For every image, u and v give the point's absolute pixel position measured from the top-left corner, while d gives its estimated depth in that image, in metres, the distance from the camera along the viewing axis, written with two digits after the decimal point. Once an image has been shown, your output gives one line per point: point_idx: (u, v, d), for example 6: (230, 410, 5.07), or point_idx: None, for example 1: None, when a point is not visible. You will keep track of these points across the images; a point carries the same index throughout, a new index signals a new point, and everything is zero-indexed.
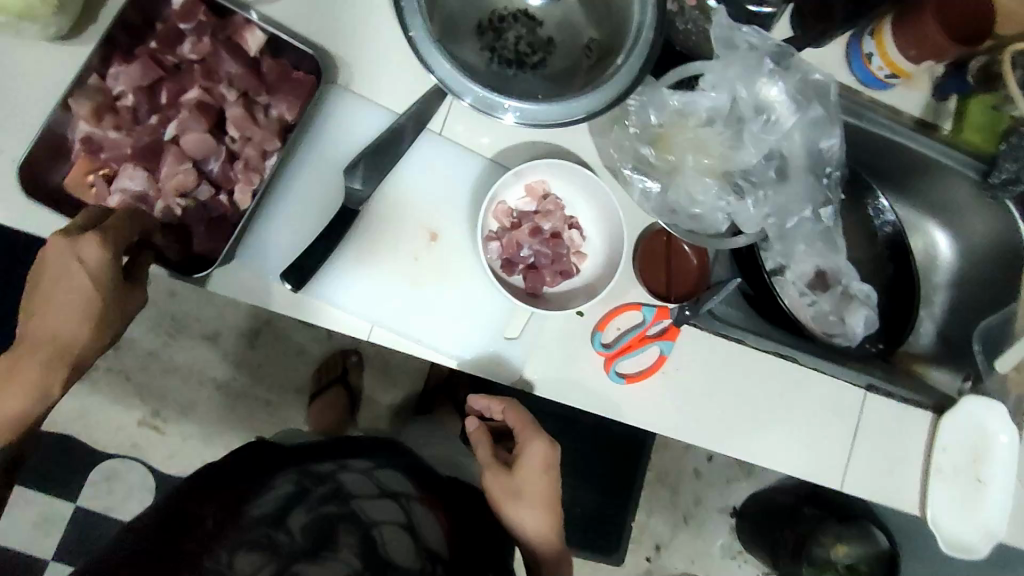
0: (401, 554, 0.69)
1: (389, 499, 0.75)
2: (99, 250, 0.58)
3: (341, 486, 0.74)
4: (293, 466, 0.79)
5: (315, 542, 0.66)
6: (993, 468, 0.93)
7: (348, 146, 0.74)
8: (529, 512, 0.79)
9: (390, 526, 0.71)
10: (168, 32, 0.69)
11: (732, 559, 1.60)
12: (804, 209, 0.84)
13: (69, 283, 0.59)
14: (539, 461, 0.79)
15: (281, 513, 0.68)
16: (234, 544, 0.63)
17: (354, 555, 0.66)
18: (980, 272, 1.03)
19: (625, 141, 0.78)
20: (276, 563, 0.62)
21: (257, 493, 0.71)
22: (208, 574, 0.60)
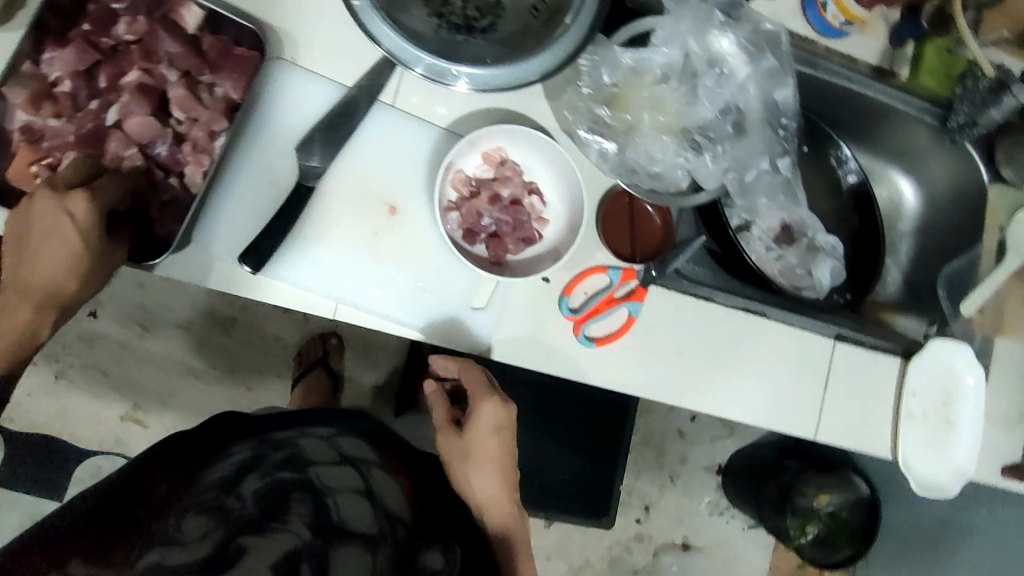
0: (358, 521, 0.67)
1: (348, 464, 0.74)
2: (88, 205, 0.59)
3: (299, 452, 0.73)
4: (251, 434, 0.78)
5: (267, 510, 0.62)
6: (961, 409, 0.93)
7: (299, 121, 0.73)
8: (477, 471, 0.84)
9: (348, 492, 0.69)
10: (101, 13, 0.67)
11: (721, 515, 1.62)
12: (761, 161, 0.85)
13: (55, 236, 0.59)
14: (490, 420, 0.84)
15: (234, 478, 0.65)
16: (185, 510, 0.62)
17: (309, 519, 0.63)
18: (943, 217, 1.04)
19: (579, 102, 0.77)
20: (226, 528, 0.59)
21: (211, 462, 0.70)
22: (158, 541, 0.58)
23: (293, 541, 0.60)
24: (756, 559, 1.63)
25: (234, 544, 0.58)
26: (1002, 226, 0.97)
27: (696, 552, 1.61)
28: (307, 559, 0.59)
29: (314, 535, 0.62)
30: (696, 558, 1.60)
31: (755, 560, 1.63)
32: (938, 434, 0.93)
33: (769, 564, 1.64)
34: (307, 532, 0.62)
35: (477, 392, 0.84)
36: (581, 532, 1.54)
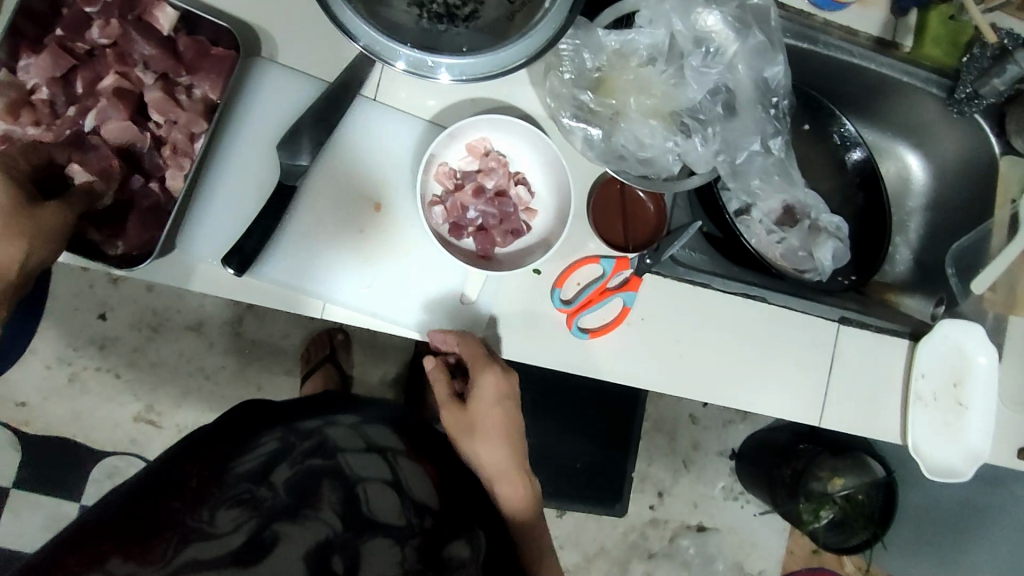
0: (386, 512, 0.62)
1: (376, 454, 0.69)
2: None
3: (327, 441, 0.68)
4: (282, 423, 0.73)
5: (297, 497, 0.59)
6: (973, 390, 0.91)
7: (280, 120, 0.72)
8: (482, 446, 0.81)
9: (376, 482, 0.65)
10: (74, 17, 0.66)
11: (735, 500, 1.60)
12: (753, 142, 0.81)
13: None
14: (493, 391, 0.78)
15: (265, 469, 0.61)
16: (218, 501, 0.57)
17: (339, 507, 0.59)
18: (954, 193, 1.00)
19: (562, 88, 0.75)
20: (260, 518, 0.55)
21: (242, 452, 0.64)
22: (190, 533, 0.53)
23: (325, 531, 0.56)
24: (772, 542, 1.62)
25: (269, 533, 0.54)
26: (1015, 199, 0.92)
27: (712, 533, 1.59)
28: (340, 551, 0.55)
29: (346, 525, 0.58)
30: (711, 541, 1.59)
31: (771, 545, 1.62)
32: (951, 416, 0.91)
33: (785, 548, 1.62)
34: (339, 522, 0.58)
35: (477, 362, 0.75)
36: (593, 520, 1.53)
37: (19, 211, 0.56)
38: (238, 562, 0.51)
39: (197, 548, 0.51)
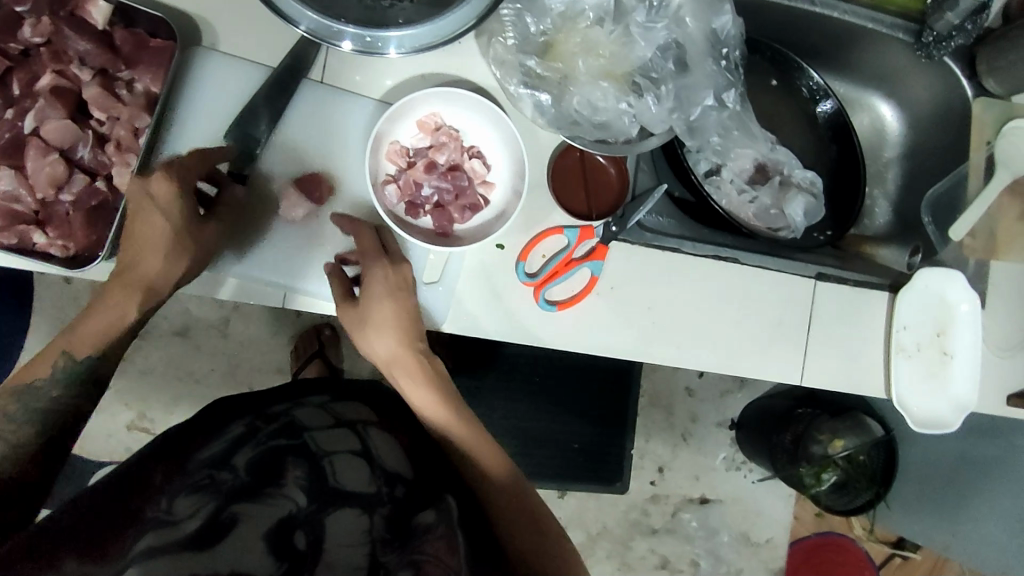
0: (354, 481, 0.62)
1: (345, 428, 0.70)
2: (166, 185, 0.64)
3: (294, 421, 0.69)
4: (248, 409, 0.72)
5: (258, 475, 0.58)
6: (957, 338, 0.89)
7: (226, 110, 0.70)
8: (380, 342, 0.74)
9: (343, 454, 0.65)
10: (6, 17, 0.65)
11: (738, 470, 1.59)
12: (705, 98, 0.80)
13: (145, 216, 0.64)
14: (378, 289, 0.70)
15: (225, 454, 0.61)
16: (176, 491, 0.56)
17: (303, 480, 0.59)
18: (932, 140, 0.98)
19: (506, 56, 0.73)
20: (219, 501, 0.54)
21: (207, 440, 0.65)
22: (146, 524, 0.53)
23: (287, 508, 0.55)
24: (778, 511, 1.61)
25: (227, 515, 0.53)
26: (990, 141, 0.89)
27: (715, 505, 1.59)
28: (301, 526, 0.54)
29: (310, 498, 0.57)
30: (714, 512, 1.59)
31: (777, 513, 1.61)
32: (936, 366, 0.89)
33: (791, 516, 1.61)
34: (303, 496, 0.57)
35: (368, 253, 0.71)
36: (595, 499, 1.52)
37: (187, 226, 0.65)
38: (196, 546, 0.50)
39: (155, 536, 0.51)
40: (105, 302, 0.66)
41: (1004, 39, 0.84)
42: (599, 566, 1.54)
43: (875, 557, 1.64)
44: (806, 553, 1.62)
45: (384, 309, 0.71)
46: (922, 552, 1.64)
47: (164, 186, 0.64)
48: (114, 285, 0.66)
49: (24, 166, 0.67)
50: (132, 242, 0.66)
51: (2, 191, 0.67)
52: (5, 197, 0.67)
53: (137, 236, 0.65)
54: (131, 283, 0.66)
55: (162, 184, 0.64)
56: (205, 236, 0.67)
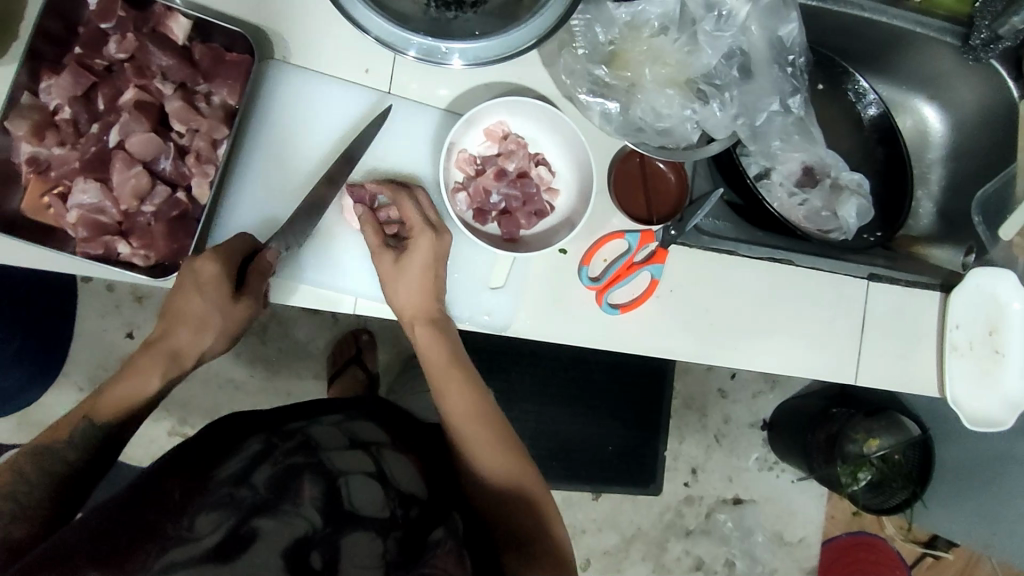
0: (368, 503, 0.61)
1: (360, 449, 0.67)
2: (215, 266, 0.66)
3: (311, 439, 0.65)
4: (264, 428, 0.68)
5: (277, 494, 0.57)
6: (1009, 335, 0.90)
7: (305, 122, 0.73)
8: (405, 291, 0.72)
9: (359, 476, 0.63)
10: (91, 34, 0.67)
11: (770, 471, 1.60)
12: (772, 101, 0.82)
13: (185, 292, 0.66)
14: (423, 258, 0.71)
15: (245, 470, 0.59)
16: (198, 507, 0.54)
17: (319, 499, 0.57)
18: (978, 140, 0.99)
19: (576, 65, 0.75)
20: (239, 516, 0.54)
21: (223, 458, 0.62)
22: (169, 542, 0.51)
23: (306, 529, 0.55)
24: (810, 511, 1.61)
25: (249, 529, 0.53)
26: None
27: (748, 506, 1.59)
28: (318, 547, 0.54)
29: (326, 519, 0.56)
30: (748, 513, 1.59)
31: (810, 514, 1.61)
32: (989, 363, 0.90)
33: (824, 515, 1.62)
34: (320, 516, 0.56)
35: (414, 225, 0.71)
36: (629, 502, 1.53)
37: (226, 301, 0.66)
38: (219, 558, 0.51)
39: (178, 553, 0.50)
40: (133, 367, 0.65)
41: None
42: (634, 568, 1.55)
43: (908, 557, 1.65)
44: (838, 554, 1.63)
45: (414, 281, 0.72)
46: (954, 551, 1.64)
47: (211, 268, 0.65)
48: (142, 350, 0.67)
49: (109, 179, 0.69)
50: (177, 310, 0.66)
51: (85, 204, 0.67)
52: (90, 209, 0.67)
53: (172, 306, 0.66)
54: (159, 349, 0.66)
55: (209, 266, 0.65)
56: (235, 317, 0.68)
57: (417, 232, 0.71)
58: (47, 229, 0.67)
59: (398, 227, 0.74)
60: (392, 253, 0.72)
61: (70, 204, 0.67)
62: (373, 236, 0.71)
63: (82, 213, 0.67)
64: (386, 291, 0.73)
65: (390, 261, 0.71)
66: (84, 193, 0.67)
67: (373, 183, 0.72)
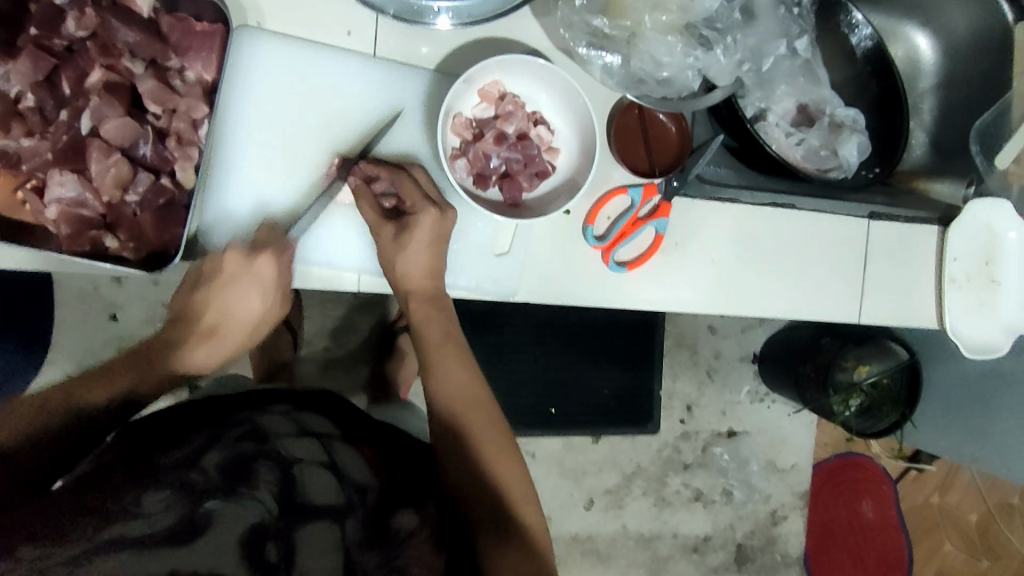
0: (321, 493, 0.60)
1: (309, 438, 0.67)
2: (271, 264, 0.66)
3: (259, 427, 0.65)
4: (205, 423, 0.66)
5: (231, 479, 0.55)
6: (1004, 265, 0.91)
7: (294, 91, 0.68)
8: (407, 260, 0.69)
9: (308, 465, 0.63)
10: (45, 11, 0.62)
11: (762, 401, 1.64)
12: (779, 45, 0.81)
13: (242, 291, 0.67)
14: (426, 234, 0.69)
15: (192, 455, 0.57)
16: (144, 485, 0.52)
17: (276, 492, 0.56)
18: (970, 66, 0.98)
19: (573, 17, 0.71)
20: (193, 499, 0.52)
21: (166, 445, 0.60)
22: (109, 515, 0.48)
23: (262, 516, 0.53)
24: (801, 437, 1.67)
25: (205, 514, 0.50)
26: None
27: (743, 437, 1.64)
28: (274, 537, 0.53)
29: (281, 510, 0.55)
30: (743, 444, 1.64)
31: (801, 440, 1.67)
32: (985, 293, 0.91)
33: (814, 440, 1.68)
34: (276, 505, 0.55)
35: (413, 200, 0.69)
36: (628, 442, 1.56)
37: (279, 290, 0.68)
38: (172, 537, 0.48)
39: (123, 527, 0.47)
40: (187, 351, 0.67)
41: None
42: (636, 504, 1.58)
43: (892, 472, 1.73)
44: (828, 475, 1.70)
45: (419, 257, 0.69)
46: (935, 463, 1.73)
47: (270, 268, 0.66)
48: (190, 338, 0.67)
49: (86, 170, 0.64)
50: (218, 293, 0.67)
51: (65, 198, 0.63)
52: (70, 203, 0.63)
53: (225, 302, 0.67)
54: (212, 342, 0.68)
55: (268, 266, 0.66)
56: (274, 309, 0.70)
57: (419, 208, 0.68)
58: (25, 226, 0.63)
59: (394, 203, 0.71)
60: (393, 227, 0.69)
61: (47, 199, 0.63)
62: (370, 211, 0.69)
63: (62, 208, 0.63)
64: (387, 266, 0.70)
65: (391, 237, 0.69)
66: (63, 186, 0.63)
67: (368, 163, 0.69)
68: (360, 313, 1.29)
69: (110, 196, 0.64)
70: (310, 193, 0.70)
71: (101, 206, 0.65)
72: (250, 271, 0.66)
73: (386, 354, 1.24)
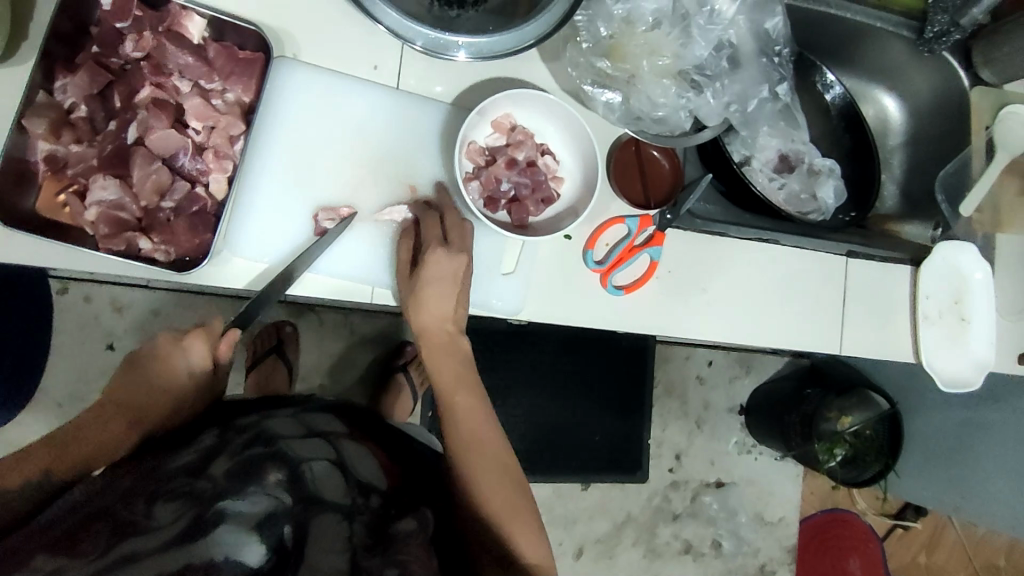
0: (330, 491, 0.60)
1: (317, 437, 0.65)
2: (201, 345, 0.71)
3: (265, 430, 0.64)
4: (215, 425, 0.65)
5: (237, 481, 0.57)
6: (974, 303, 0.97)
7: (318, 110, 0.74)
8: (430, 298, 0.73)
9: (320, 463, 0.62)
10: (106, 33, 0.69)
11: (748, 452, 1.66)
12: (761, 89, 0.89)
13: (172, 364, 0.69)
14: (443, 275, 0.73)
15: (202, 461, 0.58)
16: (155, 493, 0.54)
17: (283, 485, 0.58)
18: (931, 127, 1.08)
19: (579, 57, 0.80)
20: (200, 506, 0.54)
21: (177, 449, 0.61)
22: (124, 528, 0.51)
23: (272, 506, 0.56)
24: (789, 491, 1.68)
25: (213, 513, 0.54)
26: (989, 126, 1.01)
27: (731, 488, 1.64)
28: (285, 525, 0.56)
29: (294, 500, 0.57)
30: (732, 495, 1.64)
31: (788, 493, 1.68)
32: (957, 330, 0.97)
33: (801, 493, 1.69)
34: (290, 496, 0.57)
35: (432, 236, 0.73)
36: (617, 491, 1.55)
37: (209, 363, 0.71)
38: (185, 540, 0.51)
39: (137, 541, 0.50)
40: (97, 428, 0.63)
41: (997, 35, 0.95)
42: (626, 555, 1.56)
43: (879, 529, 1.73)
44: (815, 530, 1.70)
45: (435, 298, 0.74)
46: (922, 520, 1.73)
47: (200, 347, 0.71)
48: (114, 412, 0.64)
49: (127, 175, 0.70)
50: (140, 371, 0.68)
51: (105, 201, 0.68)
52: (110, 206, 0.68)
53: (155, 377, 0.67)
54: (129, 415, 0.64)
55: (197, 344, 0.71)
56: (208, 389, 0.71)
57: (429, 248, 0.72)
58: (62, 226, 0.67)
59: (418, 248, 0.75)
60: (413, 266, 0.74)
61: (88, 202, 0.67)
62: (405, 250, 0.74)
63: (101, 210, 0.68)
64: (404, 299, 0.75)
65: (408, 276, 0.74)
66: (104, 189, 0.68)
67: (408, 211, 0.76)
68: (356, 348, 1.31)
69: (148, 201, 0.70)
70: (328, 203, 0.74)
71: (138, 212, 0.70)
72: (179, 351, 0.70)
73: (383, 388, 1.26)
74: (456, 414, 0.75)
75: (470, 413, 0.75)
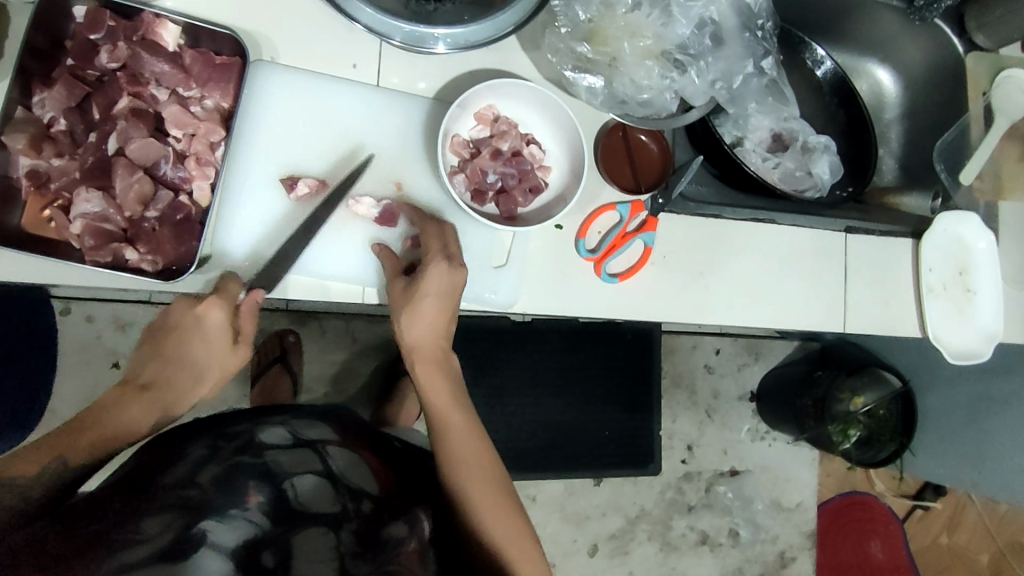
0: (315, 503, 0.60)
1: (303, 449, 0.65)
2: (218, 314, 0.68)
3: (253, 441, 0.63)
4: (203, 434, 0.64)
5: (224, 496, 0.56)
6: (978, 273, 0.95)
7: (299, 110, 0.74)
8: (422, 312, 0.72)
9: (307, 477, 0.61)
10: (81, 46, 0.68)
11: (761, 440, 1.64)
12: (746, 65, 0.88)
13: (189, 342, 0.68)
14: (440, 286, 0.72)
15: (190, 476, 0.57)
16: (143, 509, 0.53)
17: (265, 502, 0.57)
18: (928, 98, 1.06)
19: (559, 43, 0.79)
20: (188, 518, 0.53)
21: (167, 462, 0.59)
22: (112, 544, 0.50)
23: (253, 529, 0.55)
24: (805, 476, 1.66)
25: (197, 530, 0.53)
26: (986, 91, 0.98)
27: (746, 476, 1.62)
28: (269, 546, 0.54)
29: (275, 521, 0.56)
30: (746, 483, 1.62)
31: (804, 478, 1.66)
32: (963, 302, 0.95)
33: (817, 479, 1.67)
34: (268, 518, 0.56)
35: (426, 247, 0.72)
36: (629, 485, 1.53)
37: (229, 329, 0.69)
38: (169, 557, 0.50)
39: (125, 555, 0.49)
40: (123, 409, 0.64)
41: None
42: (641, 549, 1.55)
43: (898, 511, 1.71)
44: (834, 515, 1.68)
45: (427, 311, 0.73)
46: (942, 500, 1.70)
47: (218, 315, 0.67)
48: (132, 394, 0.66)
49: (110, 187, 0.69)
50: (160, 345, 0.68)
51: (90, 213, 0.68)
52: (94, 218, 0.68)
53: (173, 353, 0.67)
54: (148, 397, 0.66)
55: (215, 312, 0.67)
56: (232, 360, 0.70)
57: (429, 260, 0.71)
58: (48, 241, 0.67)
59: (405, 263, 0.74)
60: (404, 280, 0.73)
61: (72, 215, 0.67)
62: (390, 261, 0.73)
63: (86, 222, 0.67)
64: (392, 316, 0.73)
65: (399, 289, 0.73)
66: (88, 202, 0.68)
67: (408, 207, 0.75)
68: (358, 354, 1.30)
69: (131, 212, 0.70)
70: (312, 203, 0.73)
71: (121, 222, 0.69)
72: (193, 318, 0.67)
73: (387, 392, 1.25)
74: (449, 431, 0.74)
75: (463, 433, 0.74)
